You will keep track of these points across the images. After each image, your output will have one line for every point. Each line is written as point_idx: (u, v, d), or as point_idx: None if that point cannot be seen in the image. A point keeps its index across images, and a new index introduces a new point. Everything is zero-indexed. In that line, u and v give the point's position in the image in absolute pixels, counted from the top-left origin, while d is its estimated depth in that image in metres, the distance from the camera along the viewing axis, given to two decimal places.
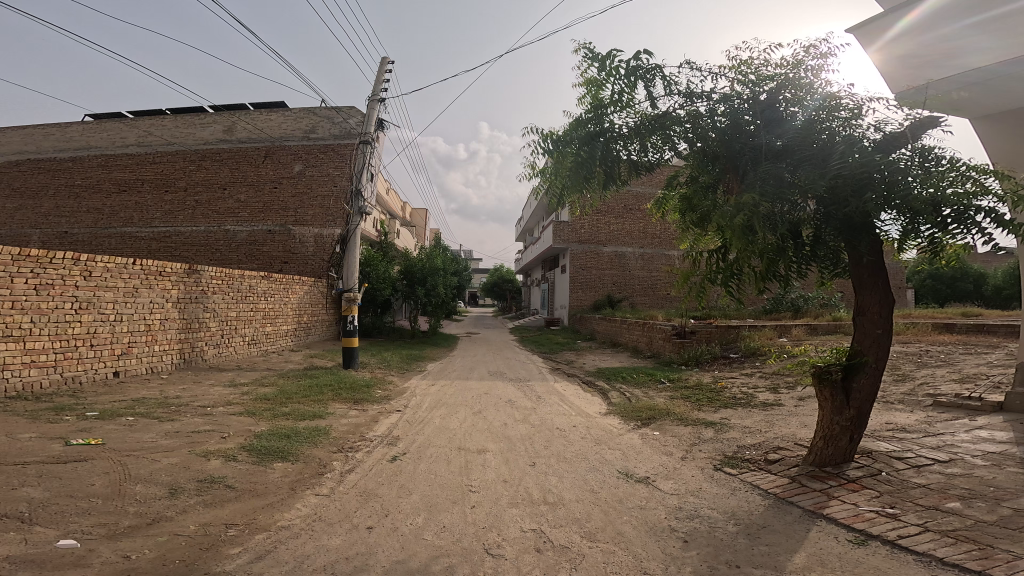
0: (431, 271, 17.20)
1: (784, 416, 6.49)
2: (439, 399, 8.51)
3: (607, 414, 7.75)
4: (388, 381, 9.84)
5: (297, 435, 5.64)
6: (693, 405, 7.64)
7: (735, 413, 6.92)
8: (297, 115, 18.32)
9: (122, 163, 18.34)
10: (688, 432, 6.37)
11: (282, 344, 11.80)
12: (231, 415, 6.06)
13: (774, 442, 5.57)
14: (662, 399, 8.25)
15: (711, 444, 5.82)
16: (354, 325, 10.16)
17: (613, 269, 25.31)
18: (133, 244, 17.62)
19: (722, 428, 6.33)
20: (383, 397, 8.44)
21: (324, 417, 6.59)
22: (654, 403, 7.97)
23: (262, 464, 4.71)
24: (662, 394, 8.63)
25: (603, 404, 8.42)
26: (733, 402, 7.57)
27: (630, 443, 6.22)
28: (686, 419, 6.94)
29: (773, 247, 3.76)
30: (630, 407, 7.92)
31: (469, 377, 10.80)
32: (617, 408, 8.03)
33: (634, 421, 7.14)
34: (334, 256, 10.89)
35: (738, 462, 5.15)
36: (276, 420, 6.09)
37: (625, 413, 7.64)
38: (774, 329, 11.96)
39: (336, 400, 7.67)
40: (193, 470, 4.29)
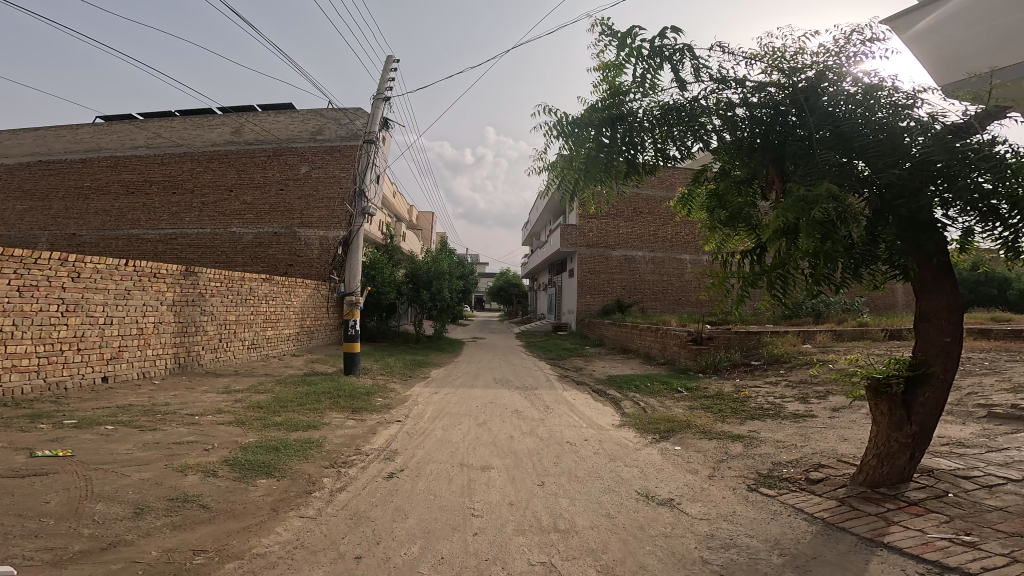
0: (437, 274, 16.83)
1: (820, 429, 5.90)
2: (442, 409, 8.05)
3: (622, 425, 7.22)
4: (391, 388, 9.41)
5: (286, 447, 5.23)
6: (716, 416, 7.08)
7: (764, 426, 6.35)
8: (304, 116, 18.25)
9: (131, 164, 18.37)
10: (713, 447, 5.82)
11: (283, 348, 11.47)
12: (219, 424, 5.68)
13: (813, 458, 5.00)
14: (682, 410, 7.69)
15: (740, 461, 5.27)
16: (356, 329, 9.76)
17: (623, 273, 24.73)
18: (139, 246, 17.51)
19: (751, 443, 5.77)
20: (383, 405, 8.02)
21: (319, 427, 6.20)
22: (673, 414, 7.42)
23: (243, 480, 4.30)
24: (681, 404, 8.07)
25: (618, 415, 7.87)
26: (760, 413, 6.98)
27: (650, 459, 5.69)
28: (709, 432, 6.38)
29: (832, 244, 3.24)
30: (647, 419, 7.37)
31: (475, 384, 10.35)
32: (632, 419, 7.50)
33: (652, 434, 6.60)
34: (336, 258, 10.55)
35: (776, 481, 4.59)
36: (266, 430, 5.70)
37: (641, 424, 7.10)
38: (797, 335, 11.30)
39: (334, 408, 7.26)
40: (166, 487, 3.91)
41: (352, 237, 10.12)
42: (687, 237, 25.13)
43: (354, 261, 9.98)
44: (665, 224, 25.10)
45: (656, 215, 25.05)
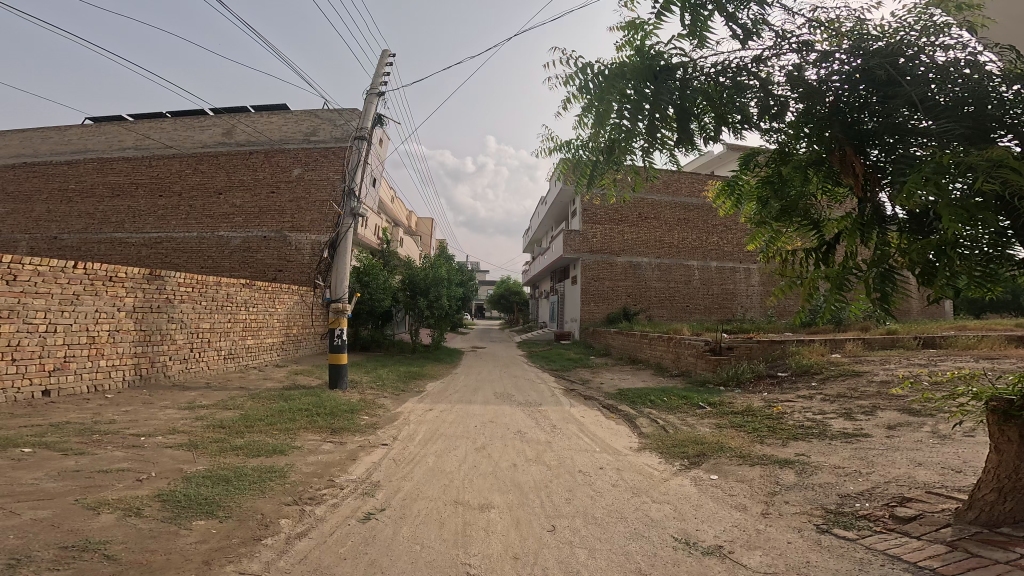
0: (435, 281, 16.00)
1: (884, 453, 4.99)
2: (437, 430, 7.13)
3: (644, 449, 6.28)
4: (380, 403, 8.47)
5: (240, 477, 4.32)
6: (751, 437, 6.15)
7: (813, 449, 5.44)
8: (298, 117, 17.65)
9: (117, 166, 17.66)
10: (758, 475, 4.90)
11: (265, 359, 10.56)
12: (166, 448, 4.80)
13: (891, 490, 4.08)
14: (710, 429, 6.75)
15: (798, 493, 4.34)
16: (343, 339, 8.89)
17: (628, 280, 23.87)
18: (122, 250, 16.67)
19: (804, 470, 4.84)
20: (370, 424, 7.09)
21: (289, 452, 5.29)
22: (699, 434, 6.51)
23: (173, 522, 3.40)
24: (707, 422, 7.12)
25: (636, 436, 6.93)
26: (802, 433, 6.08)
27: (682, 491, 4.75)
28: (749, 457, 5.44)
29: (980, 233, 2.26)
30: (671, 440, 6.44)
31: (474, 399, 9.42)
32: (654, 441, 6.56)
33: (680, 459, 5.66)
34: (320, 262, 9.65)
35: (851, 521, 3.67)
36: (223, 455, 4.82)
37: (666, 447, 6.16)
38: (823, 344, 10.42)
39: (311, 428, 6.34)
40: (64, 530, 3.06)
41: (340, 239, 9.27)
42: (693, 243, 24.41)
43: (340, 266, 9.10)
44: (671, 230, 24.39)
45: (661, 221, 24.35)
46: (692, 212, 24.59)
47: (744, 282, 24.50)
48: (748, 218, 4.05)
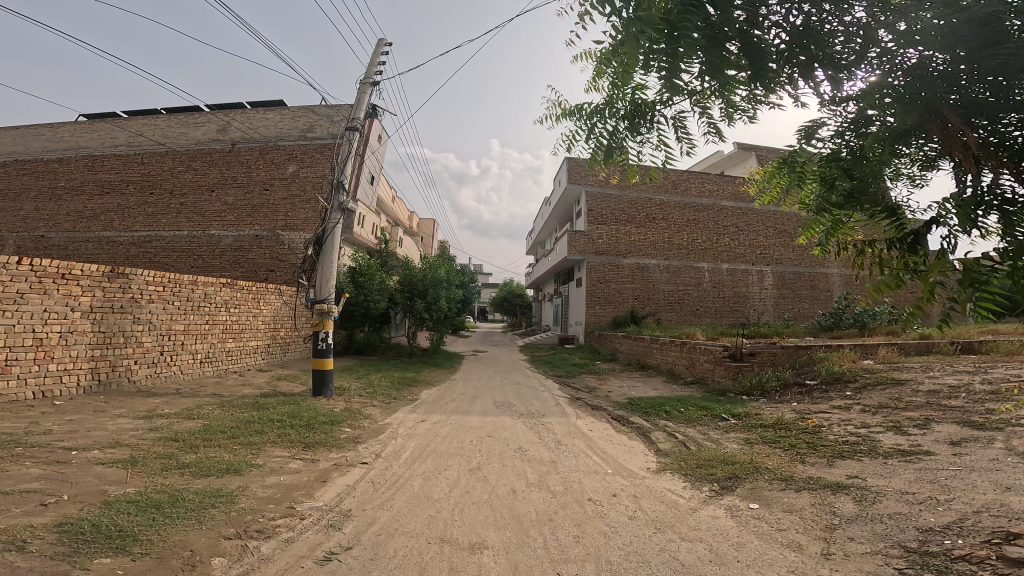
0: (434, 282, 15.24)
1: (959, 475, 4.17)
2: (427, 445, 6.36)
3: (664, 470, 5.47)
4: (367, 413, 7.69)
5: (175, 504, 3.71)
6: (789, 456, 5.34)
7: (867, 471, 4.62)
8: (294, 113, 17.12)
9: (109, 164, 17.15)
10: (804, 504, 4.09)
11: (247, 363, 9.86)
12: (97, 466, 4.22)
13: (986, 523, 3.25)
14: (739, 446, 5.93)
15: (862, 527, 3.53)
16: (328, 342, 8.14)
17: (635, 282, 23.01)
18: (109, 249, 16.06)
19: (864, 497, 4.01)
20: (351, 437, 6.34)
21: (244, 470, 4.63)
22: (726, 452, 5.70)
23: (66, 560, 2.82)
24: (735, 438, 6.30)
25: (654, 454, 6.12)
26: (848, 452, 5.27)
27: (716, 524, 3.94)
28: (792, 481, 4.62)
29: None
30: (695, 458, 5.62)
31: (472, 408, 8.64)
32: (675, 460, 5.74)
33: (709, 483, 4.85)
34: (304, 260, 8.90)
35: (948, 564, 2.84)
36: (163, 476, 4.20)
37: (690, 468, 5.34)
38: (854, 349, 9.58)
39: (280, 442, 5.62)
40: None
41: (327, 235, 8.53)
42: (704, 245, 23.63)
43: (326, 265, 8.35)
44: (680, 231, 23.66)
45: (670, 221, 23.68)
46: (702, 213, 23.92)
47: (757, 285, 23.65)
48: (805, 204, 3.24)
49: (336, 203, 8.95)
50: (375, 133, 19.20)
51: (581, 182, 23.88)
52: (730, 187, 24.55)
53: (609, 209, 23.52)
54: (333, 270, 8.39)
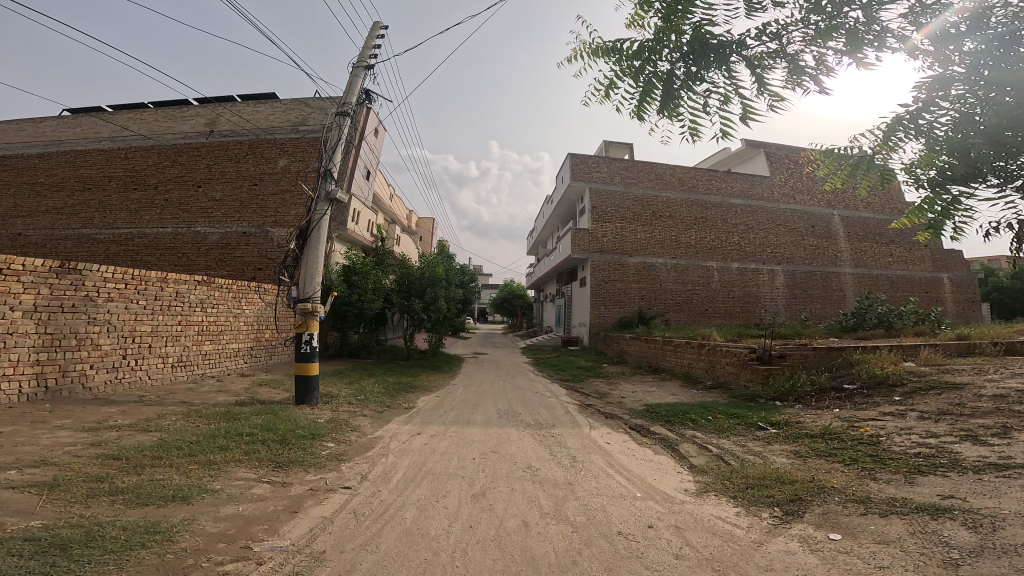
0: (432, 281, 14.39)
1: None
2: (422, 465, 5.51)
3: (705, 492, 4.65)
4: (356, 424, 6.83)
5: (96, 543, 2.89)
6: (856, 473, 4.62)
7: (963, 493, 3.83)
8: (288, 106, 16.35)
9: (91, 158, 16.27)
10: (897, 539, 3.29)
11: (226, 367, 9.03)
12: (9, 492, 3.43)
13: None
14: (789, 462, 5.19)
15: (992, 563, 2.77)
16: (313, 345, 7.29)
17: (642, 282, 22.13)
18: (89, 247, 15.19)
19: (980, 524, 3.26)
20: (334, 454, 5.49)
21: (195, 498, 3.80)
22: (776, 471, 4.88)
23: None
24: (782, 452, 5.53)
25: (689, 471, 5.29)
26: (925, 468, 4.48)
27: (796, 564, 3.14)
28: (872, 505, 3.91)
29: None
30: (742, 477, 4.84)
31: (474, 418, 7.80)
32: (717, 479, 4.92)
33: (768, 509, 4.08)
34: (286, 255, 7.98)
35: None
36: (92, 505, 3.39)
37: (739, 490, 4.55)
38: (892, 351, 8.84)
39: (247, 461, 4.78)
40: None
41: (313, 228, 7.62)
42: (712, 243, 22.94)
43: (312, 260, 7.47)
44: (688, 229, 22.97)
45: (678, 219, 23.02)
46: (710, 212, 23.42)
47: (768, 284, 22.86)
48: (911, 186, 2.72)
49: (323, 192, 7.93)
50: (372, 127, 18.46)
51: (585, 179, 23.14)
52: (738, 185, 24.19)
53: (615, 207, 22.81)
54: (320, 266, 7.52)
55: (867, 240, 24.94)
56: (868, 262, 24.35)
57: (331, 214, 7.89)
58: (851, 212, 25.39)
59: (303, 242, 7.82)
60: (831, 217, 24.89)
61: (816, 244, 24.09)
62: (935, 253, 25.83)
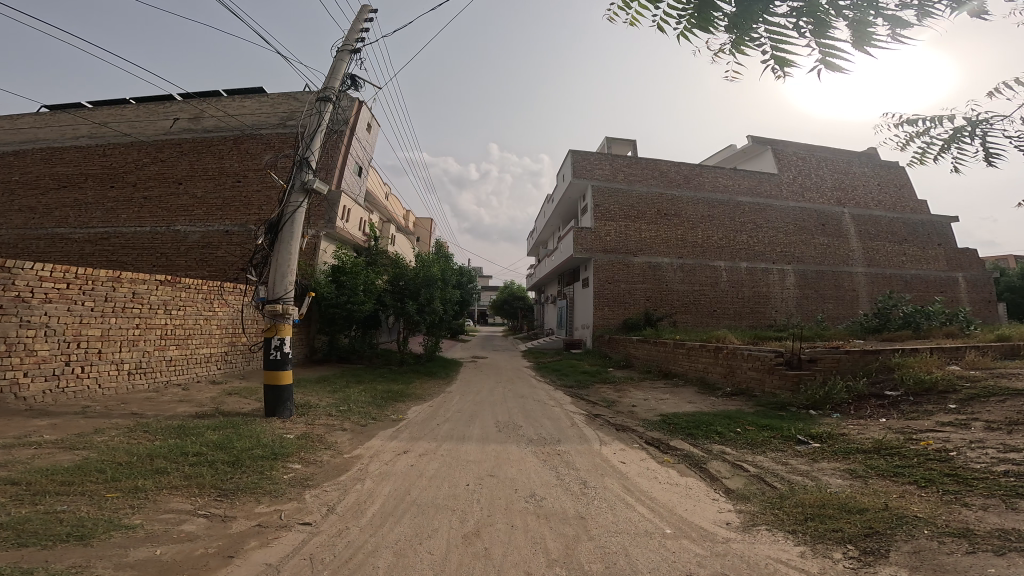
0: (425, 281, 13.35)
1: None
2: (406, 493, 4.62)
3: (751, 526, 3.78)
4: (332, 441, 5.94)
5: None
6: (938, 498, 3.74)
7: None
8: (274, 99, 15.54)
9: (68, 155, 15.48)
10: None
11: (196, 375, 8.18)
12: None
13: None
14: (847, 485, 4.34)
15: None
16: (284, 352, 6.42)
17: (648, 282, 21.24)
18: (63, 247, 14.35)
19: None
20: (300, 479, 4.63)
21: (98, 539, 3.05)
22: (836, 499, 4.00)
23: None
24: (836, 472, 4.67)
25: (726, 498, 4.42)
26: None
27: None
28: (977, 539, 3.04)
29: None
30: (796, 506, 3.97)
31: (469, 432, 6.91)
32: (764, 509, 4.05)
33: (839, 548, 3.22)
34: (255, 251, 7.05)
35: None
36: None
37: (797, 522, 3.68)
38: (933, 353, 7.97)
39: (185, 488, 4.02)
40: None
41: (286, 222, 6.73)
42: (720, 242, 22.13)
43: (283, 257, 6.60)
44: (694, 228, 22.16)
45: (683, 218, 22.22)
46: (716, 209, 22.65)
47: (778, 284, 22.01)
48: None
49: (299, 181, 7.00)
50: (364, 123, 17.65)
51: (587, 176, 22.36)
52: (746, 183, 23.44)
53: (618, 205, 21.99)
54: (293, 264, 6.66)
55: (880, 239, 24.15)
56: (881, 261, 23.52)
57: (308, 206, 7.01)
58: (861, 210, 24.63)
59: (274, 237, 6.90)
60: (842, 216, 24.12)
61: (827, 243, 23.28)
62: (949, 251, 25.03)
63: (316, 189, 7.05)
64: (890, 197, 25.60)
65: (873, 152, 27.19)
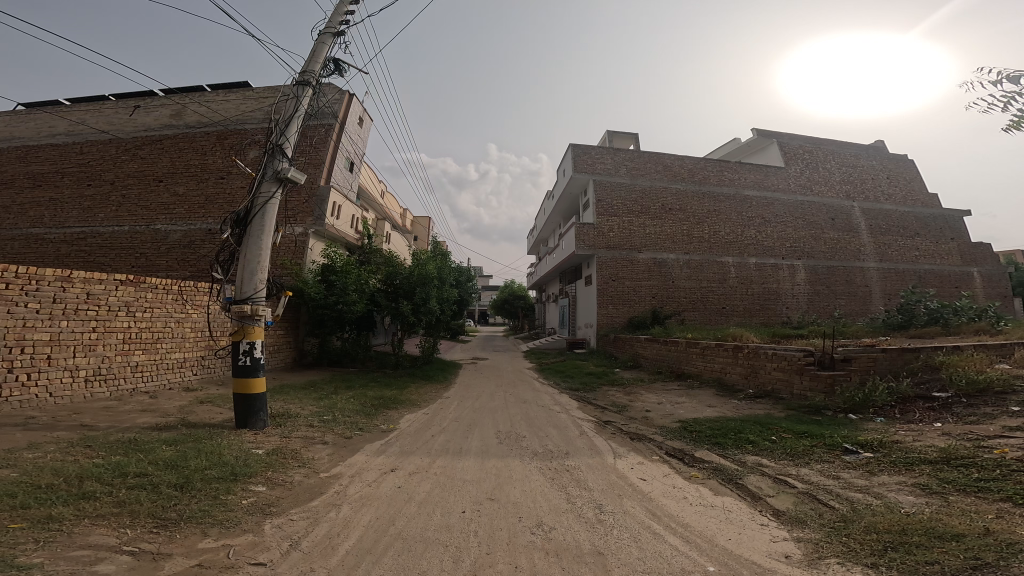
0: (420, 280, 12.50)
1: None
2: (394, 523, 3.87)
3: (818, 559, 3.07)
4: (310, 457, 5.19)
5: None
6: None
7: None
8: (260, 93, 14.83)
9: (44, 154, 14.74)
10: None
11: (167, 381, 7.45)
12: None
13: None
14: (924, 504, 3.65)
15: None
16: (254, 359, 5.69)
17: (654, 279, 20.47)
18: (38, 249, 13.60)
19: None
20: (263, 505, 3.88)
21: None
22: (915, 524, 3.29)
23: None
24: (904, 488, 3.96)
25: (777, 523, 3.68)
26: None
27: None
28: None
29: None
30: (869, 532, 3.30)
31: (468, 445, 6.16)
32: (829, 537, 3.34)
33: None
34: (221, 247, 6.28)
35: None
36: None
37: (878, 554, 2.99)
38: (978, 351, 7.23)
39: (113, 517, 3.28)
40: None
41: (256, 215, 5.98)
42: (727, 237, 21.38)
43: (253, 254, 5.86)
44: (699, 223, 21.42)
45: (688, 213, 21.50)
46: (723, 204, 21.91)
47: (789, 281, 21.24)
48: None
49: (271, 170, 6.22)
50: (355, 117, 16.98)
51: (589, 171, 21.64)
52: (753, 176, 22.68)
53: (621, 200, 21.22)
54: (264, 261, 5.94)
55: (891, 233, 23.39)
56: (893, 256, 22.76)
57: (281, 197, 6.25)
58: (872, 204, 23.88)
59: (242, 232, 6.14)
60: (852, 210, 23.37)
61: (837, 238, 22.52)
62: (962, 246, 24.29)
63: (290, 178, 6.27)
64: (900, 191, 24.87)
65: (883, 144, 26.45)
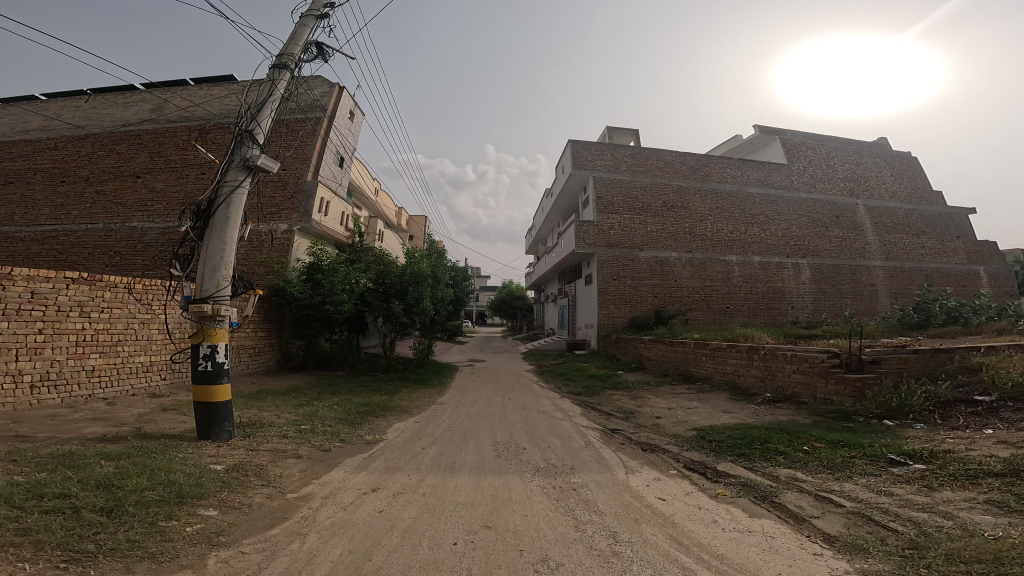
0: (413, 278, 11.87)
1: None
2: (371, 556, 3.22)
3: None
4: (279, 476, 4.52)
5: None
6: None
7: None
8: (245, 84, 14.19)
9: (16, 150, 14.02)
10: None
11: (130, 386, 6.85)
12: None
13: None
14: (1008, 526, 3.04)
15: None
16: (215, 365, 5.05)
17: (656, 278, 19.89)
18: (7, 249, 12.87)
19: None
20: (210, 535, 3.23)
21: None
22: (1000, 553, 2.69)
23: None
24: (977, 507, 3.36)
25: (833, 552, 3.05)
26: None
27: None
28: None
29: None
30: (949, 564, 2.70)
31: (462, 459, 5.50)
32: (902, 568, 2.73)
33: None
34: (181, 241, 5.62)
35: None
36: None
37: None
38: (1017, 351, 6.66)
39: (12, 549, 2.72)
40: None
41: (221, 206, 5.34)
42: (731, 235, 20.84)
43: (215, 248, 5.21)
44: (702, 221, 20.88)
45: (691, 211, 20.95)
46: (726, 201, 21.37)
47: (794, 280, 20.71)
48: None
49: (239, 157, 5.58)
50: (346, 111, 16.35)
51: (588, 167, 21.07)
52: (756, 174, 22.17)
53: (622, 197, 20.64)
54: (229, 256, 5.30)
55: (897, 231, 22.92)
56: (900, 254, 22.29)
57: (250, 187, 5.61)
58: (877, 202, 23.40)
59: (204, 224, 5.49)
60: (856, 207, 22.89)
61: (842, 236, 22.03)
62: (969, 244, 23.85)
63: (261, 167, 5.63)
64: (905, 188, 24.42)
65: (886, 142, 26.04)
